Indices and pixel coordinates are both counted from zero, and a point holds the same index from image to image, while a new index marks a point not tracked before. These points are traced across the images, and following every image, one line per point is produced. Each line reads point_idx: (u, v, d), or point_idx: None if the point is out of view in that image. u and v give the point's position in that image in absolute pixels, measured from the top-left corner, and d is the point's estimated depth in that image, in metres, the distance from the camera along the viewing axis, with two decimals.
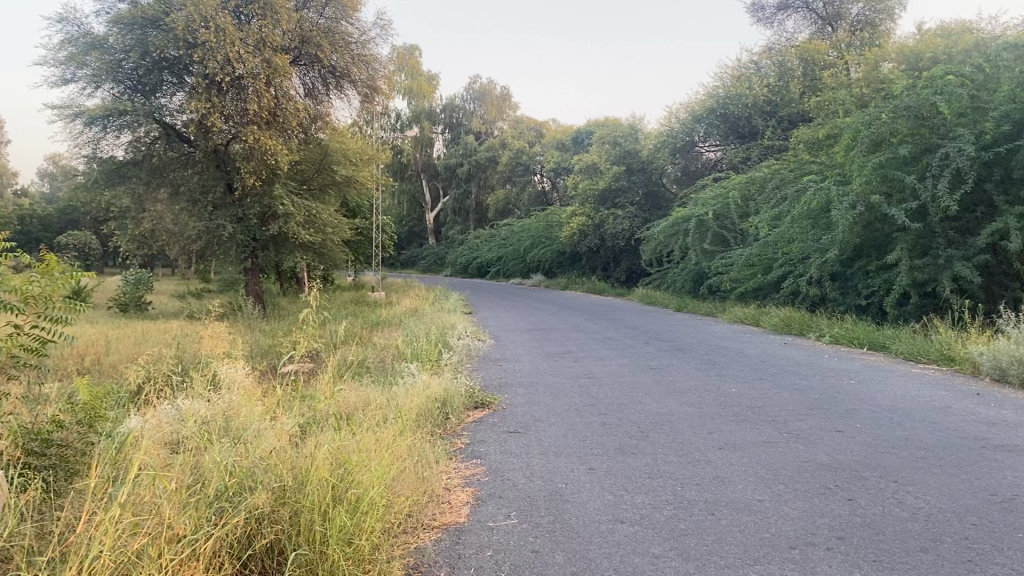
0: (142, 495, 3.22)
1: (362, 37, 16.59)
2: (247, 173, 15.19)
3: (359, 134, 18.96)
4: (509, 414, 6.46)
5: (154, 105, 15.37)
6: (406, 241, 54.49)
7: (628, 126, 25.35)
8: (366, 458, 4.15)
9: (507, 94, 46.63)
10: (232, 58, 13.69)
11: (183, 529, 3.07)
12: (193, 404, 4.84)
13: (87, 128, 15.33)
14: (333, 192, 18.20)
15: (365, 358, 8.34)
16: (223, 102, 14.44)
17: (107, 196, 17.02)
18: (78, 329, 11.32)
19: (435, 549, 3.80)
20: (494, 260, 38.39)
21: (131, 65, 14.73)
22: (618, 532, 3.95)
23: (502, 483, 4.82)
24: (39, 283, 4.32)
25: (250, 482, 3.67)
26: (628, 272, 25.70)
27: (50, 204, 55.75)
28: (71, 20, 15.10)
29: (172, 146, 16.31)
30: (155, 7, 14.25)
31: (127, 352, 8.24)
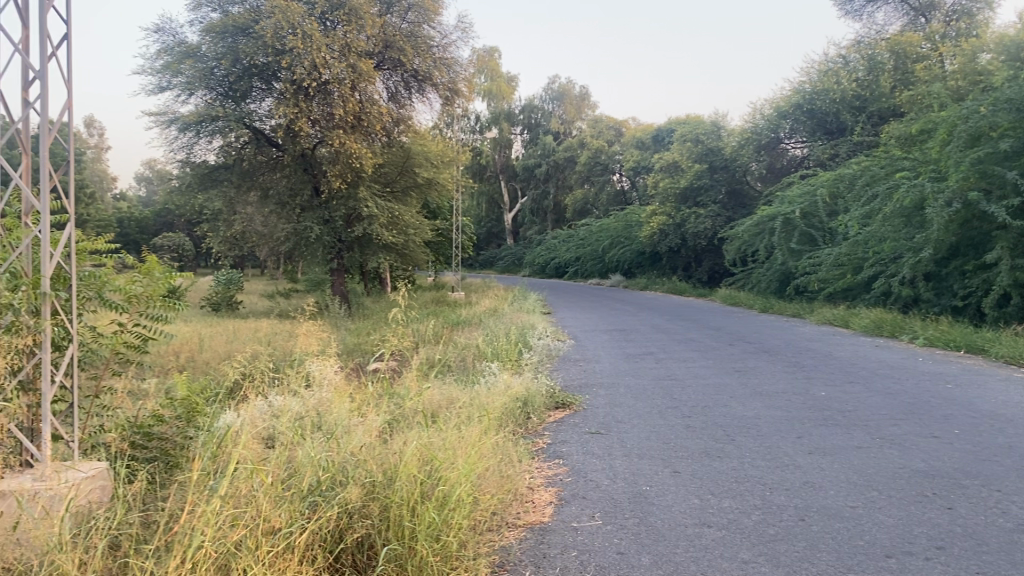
0: (241, 488, 3.33)
1: (444, 41, 16.77)
2: (333, 176, 15.55)
3: (440, 136, 19.18)
4: (591, 415, 6.43)
5: (244, 111, 15.88)
6: (485, 241, 54.81)
7: (710, 124, 24.94)
8: (453, 455, 4.20)
9: (586, 93, 46.47)
10: (319, 64, 14.04)
11: (279, 522, 3.16)
12: (285, 400, 4.97)
13: (181, 134, 15.97)
14: (415, 194, 18.45)
15: (447, 357, 8.44)
16: (311, 106, 14.82)
17: (200, 199, 17.68)
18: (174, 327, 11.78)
19: (520, 548, 3.81)
20: (572, 260, 38.32)
21: (223, 72, 15.23)
22: (704, 536, 3.90)
23: (585, 484, 4.81)
24: (141, 284, 4.58)
25: (342, 477, 3.76)
26: (710, 272, 25.32)
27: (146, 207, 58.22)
28: (167, 30, 15.75)
29: (261, 150, 16.82)
30: (246, 16, 14.68)
31: (222, 350, 8.53)
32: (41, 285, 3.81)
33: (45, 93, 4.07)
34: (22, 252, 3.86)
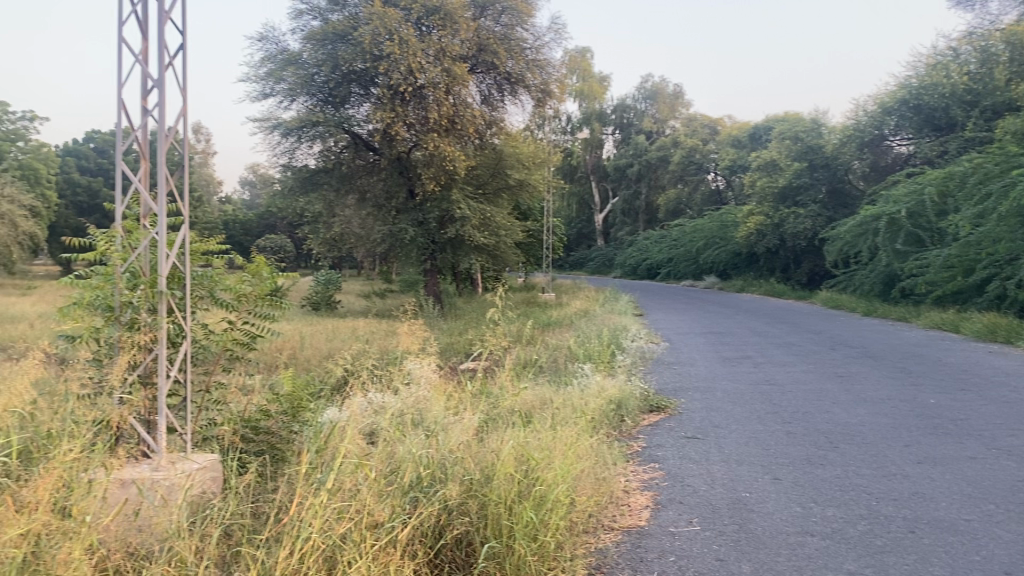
0: (346, 481, 3.43)
1: (537, 43, 16.83)
2: (428, 179, 15.81)
3: (532, 138, 19.24)
4: (687, 419, 6.34)
5: (343, 116, 16.32)
6: (575, 242, 54.68)
7: (810, 121, 24.20)
8: (550, 455, 4.20)
9: (680, 92, 45.81)
10: (415, 68, 14.30)
11: (382, 516, 3.24)
12: (385, 396, 5.07)
13: (283, 139, 16.59)
14: (507, 196, 18.56)
15: (540, 357, 8.46)
16: (407, 110, 15.11)
17: (301, 203, 18.30)
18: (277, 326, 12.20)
19: (617, 551, 3.80)
20: (665, 261, 37.83)
21: (323, 78, 15.68)
22: (807, 545, 3.79)
23: (682, 489, 4.74)
24: (250, 283, 4.78)
25: (442, 474, 3.82)
26: (810, 274, 24.57)
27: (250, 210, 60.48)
28: (271, 39, 16.37)
29: (359, 155, 17.29)
30: (345, 23, 15.07)
31: (323, 348, 8.78)
32: (158, 284, 4.00)
33: (164, 100, 4.27)
34: (140, 252, 4.05)
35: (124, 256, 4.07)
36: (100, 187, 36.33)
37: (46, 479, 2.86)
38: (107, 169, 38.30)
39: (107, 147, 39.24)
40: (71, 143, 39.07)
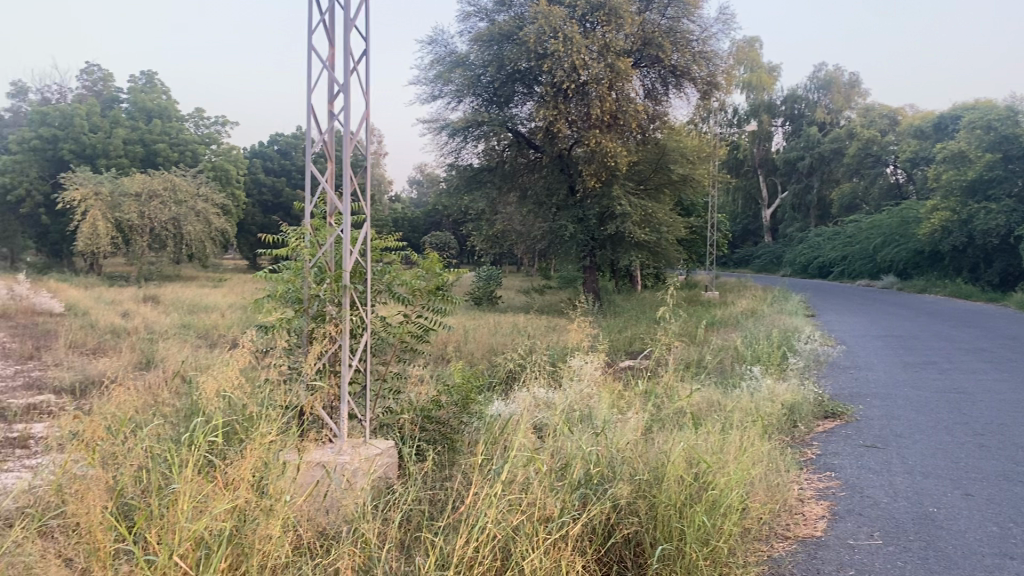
0: (517, 474, 3.49)
1: (704, 34, 16.43)
2: (589, 176, 15.81)
3: (697, 131, 18.81)
4: (865, 427, 6.01)
5: (507, 115, 16.68)
6: (740, 239, 52.92)
7: (1005, 108, 22.27)
8: (722, 459, 4.09)
9: (857, 80, 43.42)
10: (579, 66, 14.34)
11: (553, 511, 3.28)
12: (552, 392, 5.10)
13: (450, 138, 17.19)
14: (669, 191, 18.23)
15: (706, 357, 8.27)
16: (569, 107, 15.22)
17: (466, 201, 18.86)
18: (447, 320, 12.57)
19: (791, 560, 3.65)
20: (837, 260, 35.96)
21: (488, 79, 16.06)
22: (1006, 569, 3.49)
23: (861, 500, 4.50)
24: (425, 279, 4.89)
25: (611, 472, 3.81)
26: (1003, 275, 22.65)
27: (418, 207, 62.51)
28: (440, 42, 16.97)
29: (521, 153, 17.60)
30: (510, 23, 15.32)
31: (490, 343, 8.95)
32: (342, 279, 4.22)
33: (349, 105, 4.49)
34: (327, 248, 4.29)
35: (312, 252, 4.33)
36: (282, 186, 38.72)
37: (248, 459, 3.09)
38: (288, 169, 40.75)
39: (288, 149, 41.68)
40: (257, 146, 41.82)
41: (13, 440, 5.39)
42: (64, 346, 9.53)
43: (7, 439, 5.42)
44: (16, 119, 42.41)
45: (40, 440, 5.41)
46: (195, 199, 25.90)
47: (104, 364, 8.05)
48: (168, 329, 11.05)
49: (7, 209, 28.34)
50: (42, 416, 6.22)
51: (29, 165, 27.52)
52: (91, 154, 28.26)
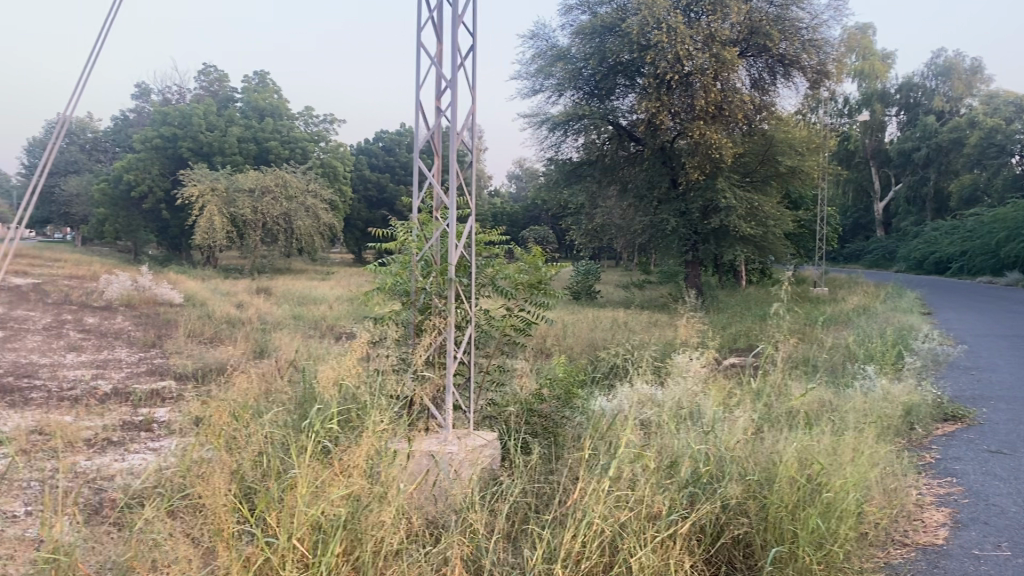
0: (624, 470, 3.46)
1: (815, 21, 15.85)
2: (692, 168, 15.53)
3: (806, 122, 18.19)
4: (990, 432, 5.69)
5: (608, 108, 16.56)
6: (851, 233, 50.92)
7: None
8: (838, 461, 3.94)
9: (979, 66, 41.30)
10: (682, 56, 14.12)
11: (661, 509, 3.23)
12: (656, 388, 5.02)
13: (550, 132, 17.28)
14: (776, 184, 17.69)
15: (816, 355, 8.01)
16: (672, 99, 15.00)
17: (566, 194, 18.87)
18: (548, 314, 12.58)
19: (910, 569, 3.49)
20: (955, 255, 34.18)
21: (590, 72, 16.02)
22: None
23: (987, 508, 4.26)
24: (527, 272, 4.84)
25: (720, 471, 3.73)
26: None
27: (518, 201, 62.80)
28: (542, 36, 17.04)
29: (622, 146, 17.45)
30: (613, 15, 15.22)
31: (593, 338, 8.91)
32: (448, 273, 4.27)
33: (455, 100, 4.53)
34: (433, 242, 4.37)
35: (419, 245, 4.40)
36: (386, 182, 39.55)
37: (362, 446, 3.16)
38: (392, 166, 41.58)
39: (392, 145, 42.54)
40: (363, 143, 42.87)
41: (138, 423, 5.69)
42: (185, 336, 10.01)
43: (132, 421, 5.73)
44: (141, 119, 44.81)
45: (164, 423, 5.70)
46: (305, 195, 26.70)
47: (222, 352, 8.42)
48: (280, 320, 11.45)
49: (131, 204, 30.02)
50: (164, 401, 6.54)
51: (152, 162, 29.01)
52: (208, 152, 29.54)
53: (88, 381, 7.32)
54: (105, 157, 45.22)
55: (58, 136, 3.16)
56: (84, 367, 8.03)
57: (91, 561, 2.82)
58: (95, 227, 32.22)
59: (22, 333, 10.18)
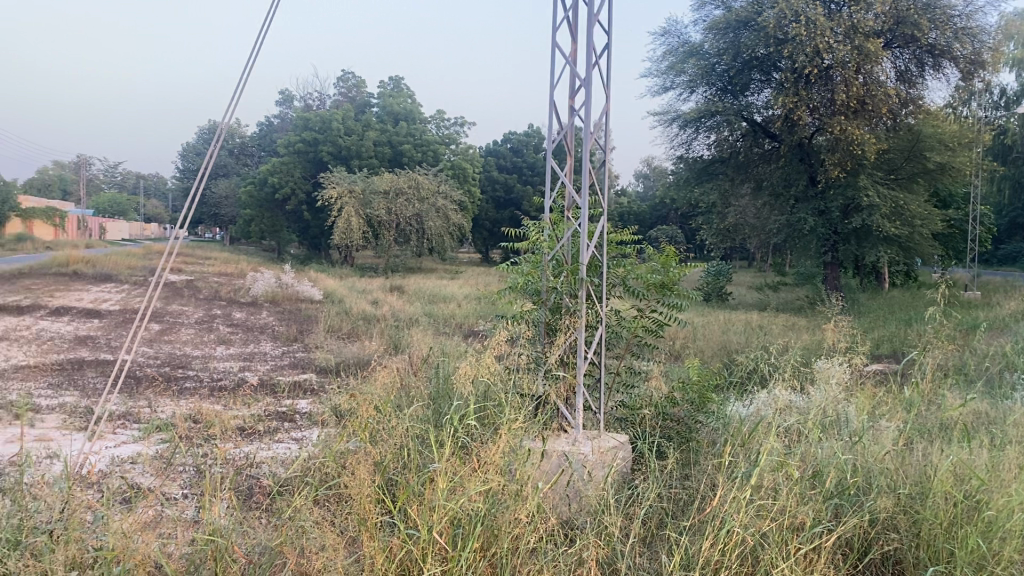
0: (765, 478, 3.35)
1: (968, 9, 14.87)
2: (832, 165, 14.88)
3: (957, 115, 17.09)
4: None
5: (743, 104, 16.13)
6: (1008, 233, 47.52)
7: None
8: (1001, 477, 3.66)
9: None
10: (822, 49, 13.61)
11: (804, 520, 3.11)
12: (795, 395, 4.81)
13: (681, 130, 17.11)
14: (924, 181, 16.69)
15: (971, 365, 7.49)
16: (811, 94, 14.45)
17: (697, 192, 18.57)
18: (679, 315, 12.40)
19: None
20: None
21: (723, 68, 15.73)
22: None
23: None
24: (660, 272, 4.71)
25: (869, 484, 3.55)
26: None
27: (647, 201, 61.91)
28: (674, 33, 16.92)
29: (757, 143, 16.96)
30: (748, 9, 14.90)
31: (726, 340, 8.66)
32: (579, 272, 4.26)
33: (589, 98, 4.49)
34: (564, 241, 4.36)
35: (551, 245, 4.42)
36: (514, 182, 39.86)
37: (499, 443, 3.19)
38: (520, 166, 41.89)
39: (521, 146, 42.87)
40: (491, 143, 43.40)
41: (283, 412, 5.98)
42: (325, 331, 10.43)
43: (277, 411, 6.01)
44: (284, 123, 47.07)
45: (306, 413, 5.95)
46: (436, 196, 27.28)
47: (360, 348, 8.72)
48: (413, 317, 11.75)
49: (275, 206, 31.67)
50: (305, 392, 6.83)
51: (294, 166, 30.45)
52: (346, 156, 30.73)
53: (237, 373, 7.75)
54: (252, 160, 47.76)
55: (217, 141, 3.27)
56: (234, 359, 8.52)
57: (245, 543, 2.97)
58: (242, 227, 34.14)
59: (179, 326, 10.88)
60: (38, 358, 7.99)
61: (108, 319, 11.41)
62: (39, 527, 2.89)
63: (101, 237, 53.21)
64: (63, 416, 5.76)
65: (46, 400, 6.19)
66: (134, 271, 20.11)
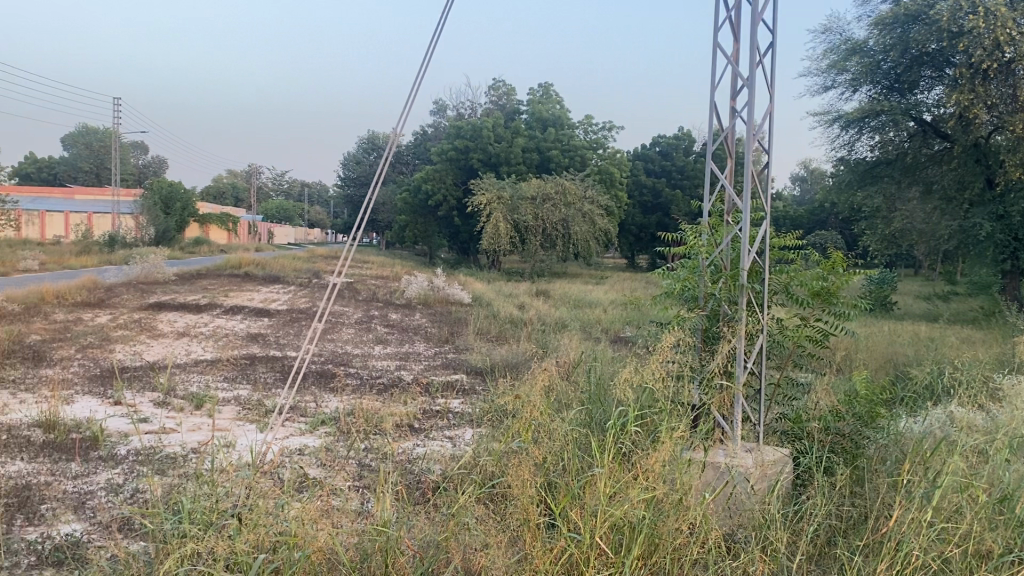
0: (948, 501, 3.13)
1: None
2: (1013, 166, 13.76)
3: None
4: None
5: (911, 102, 15.30)
6: None
7: None
8: None
9: None
10: (1002, 41, 12.69)
11: (994, 547, 2.88)
12: (977, 414, 4.45)
13: (843, 130, 16.44)
14: None
15: None
16: (989, 89, 13.46)
17: (860, 196, 17.70)
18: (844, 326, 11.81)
19: None
20: None
21: (890, 65, 15.06)
22: None
23: None
24: (828, 279, 4.47)
25: None
26: None
27: (805, 204, 59.18)
28: (835, 30, 16.33)
29: (927, 143, 15.99)
30: (918, 1, 14.16)
31: (895, 353, 8.16)
32: (739, 278, 4.12)
33: (752, 99, 4.35)
34: (724, 247, 4.25)
35: (709, 251, 4.33)
36: (662, 187, 39.22)
37: (661, 451, 3.16)
38: (669, 170, 41.18)
39: (670, 150, 42.14)
40: (640, 147, 42.88)
41: (439, 411, 6.12)
42: (475, 334, 10.65)
43: (433, 410, 6.18)
44: (437, 132, 48.46)
45: (459, 412, 6.09)
46: (584, 201, 27.18)
47: (513, 351, 8.81)
48: (562, 322, 11.76)
49: (427, 211, 32.67)
50: (457, 393, 6.98)
51: (446, 174, 31.51)
52: (495, 162, 31.26)
53: (394, 371, 8.03)
54: (406, 168, 49.43)
55: (389, 150, 3.39)
56: (391, 359, 8.82)
57: (413, 535, 3.07)
58: (396, 231, 35.42)
59: (340, 326, 11.42)
60: (216, 353, 8.61)
61: (277, 318, 12.14)
62: (228, 510, 3.10)
63: (269, 242, 56.71)
64: (239, 407, 6.16)
65: (223, 392, 6.65)
66: (297, 273, 21.29)
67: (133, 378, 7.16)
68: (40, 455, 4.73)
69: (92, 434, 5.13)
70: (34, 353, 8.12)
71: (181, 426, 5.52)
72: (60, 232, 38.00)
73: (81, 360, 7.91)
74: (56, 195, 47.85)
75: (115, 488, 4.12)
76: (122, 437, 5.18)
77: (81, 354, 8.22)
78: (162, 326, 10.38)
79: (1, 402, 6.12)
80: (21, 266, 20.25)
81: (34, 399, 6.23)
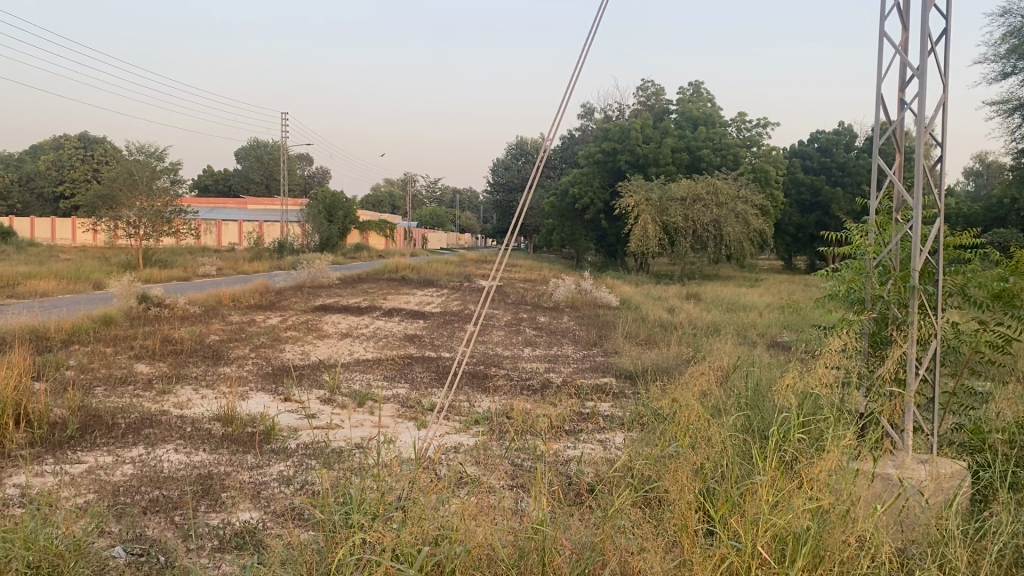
0: None
1: None
2: None
3: None
4: None
5: None
6: None
7: None
8: None
9: None
10: None
11: None
12: None
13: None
14: None
15: None
16: None
17: None
18: None
19: None
20: None
21: None
22: None
23: None
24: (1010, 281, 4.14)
25: None
26: None
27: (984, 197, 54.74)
28: (1015, 12, 15.18)
29: None
30: None
31: None
32: (910, 280, 3.88)
33: (923, 89, 4.10)
34: (892, 247, 4.03)
35: (877, 250, 4.11)
36: (821, 185, 37.47)
37: (824, 459, 3.04)
38: (829, 167, 39.23)
39: (830, 146, 40.02)
40: (798, 144, 41.10)
41: (588, 414, 6.13)
42: (623, 338, 10.57)
43: (582, 412, 6.19)
44: (585, 136, 48.51)
45: (610, 415, 6.06)
46: (737, 201, 26.24)
47: (661, 355, 8.68)
48: (712, 326, 11.46)
49: (576, 215, 32.86)
50: (608, 396, 6.98)
51: (594, 176, 31.72)
52: (643, 163, 30.72)
53: (543, 373, 8.13)
54: (554, 172, 49.72)
55: (543, 157, 3.39)
56: (540, 361, 8.91)
57: (572, 535, 3.09)
58: (545, 234, 35.80)
59: (491, 328, 11.68)
60: (376, 353, 8.99)
61: (431, 320, 12.55)
62: (393, 503, 3.22)
63: (423, 246, 58.64)
64: (398, 406, 6.40)
65: (382, 391, 6.93)
66: (449, 276, 21.96)
67: (300, 376, 7.59)
68: (220, 446, 5.11)
69: (265, 428, 5.48)
70: (214, 352, 8.75)
71: (346, 422, 5.79)
72: (234, 239, 40.83)
73: (255, 359, 8.46)
74: (231, 205, 51.40)
75: (286, 480, 4.38)
76: (293, 431, 5.51)
77: (254, 354, 8.80)
78: (327, 327, 10.97)
79: (186, 396, 6.64)
80: (201, 271, 21.94)
81: (214, 394, 6.72)
